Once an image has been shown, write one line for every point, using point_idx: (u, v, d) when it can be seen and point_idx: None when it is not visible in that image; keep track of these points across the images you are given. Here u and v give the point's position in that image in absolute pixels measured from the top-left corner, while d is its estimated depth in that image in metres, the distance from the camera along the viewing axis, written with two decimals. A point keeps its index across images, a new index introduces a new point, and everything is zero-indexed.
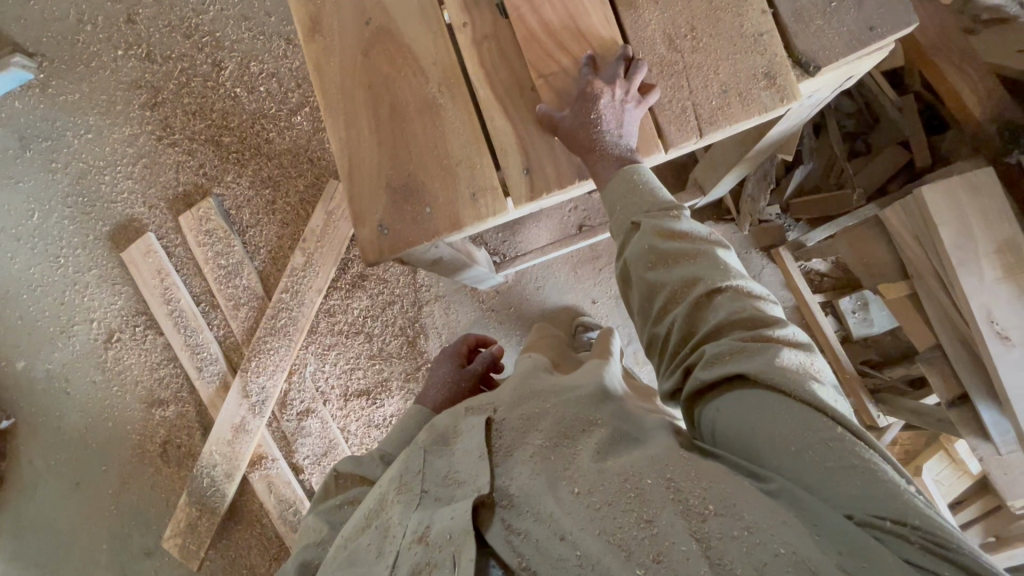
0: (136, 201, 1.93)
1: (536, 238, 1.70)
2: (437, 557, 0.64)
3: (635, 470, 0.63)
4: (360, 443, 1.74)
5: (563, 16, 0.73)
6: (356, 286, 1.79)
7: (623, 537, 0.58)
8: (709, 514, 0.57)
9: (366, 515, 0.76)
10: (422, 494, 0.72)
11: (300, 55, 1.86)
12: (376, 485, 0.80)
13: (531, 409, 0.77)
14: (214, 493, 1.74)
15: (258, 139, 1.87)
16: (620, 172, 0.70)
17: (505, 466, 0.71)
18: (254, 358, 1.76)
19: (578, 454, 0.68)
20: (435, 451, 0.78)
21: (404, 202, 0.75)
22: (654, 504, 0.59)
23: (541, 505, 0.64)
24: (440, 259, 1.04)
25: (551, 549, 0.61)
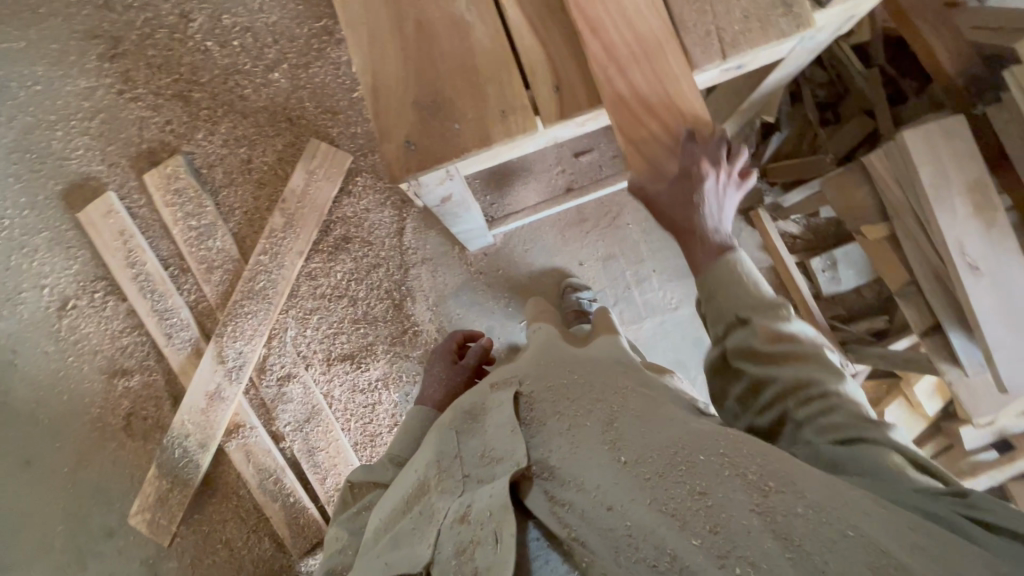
0: (94, 158, 1.79)
1: (525, 200, 1.72)
2: (480, 535, 0.70)
3: (679, 439, 0.63)
4: (344, 408, 1.70)
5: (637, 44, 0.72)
6: (339, 249, 1.74)
7: (677, 507, 0.58)
8: (770, 486, 0.56)
9: (409, 498, 0.83)
10: (464, 479, 0.77)
11: (277, 10, 1.78)
12: (414, 469, 0.86)
13: (556, 380, 0.79)
14: (187, 464, 1.65)
15: (231, 96, 1.78)
16: (719, 259, 0.77)
17: (540, 439, 0.74)
18: (229, 323, 1.68)
19: (620, 430, 0.67)
20: (466, 431, 0.82)
21: (433, 119, 0.74)
22: (707, 476, 0.59)
23: (584, 476, 0.66)
24: (447, 199, 1.03)
25: (597, 517, 0.62)
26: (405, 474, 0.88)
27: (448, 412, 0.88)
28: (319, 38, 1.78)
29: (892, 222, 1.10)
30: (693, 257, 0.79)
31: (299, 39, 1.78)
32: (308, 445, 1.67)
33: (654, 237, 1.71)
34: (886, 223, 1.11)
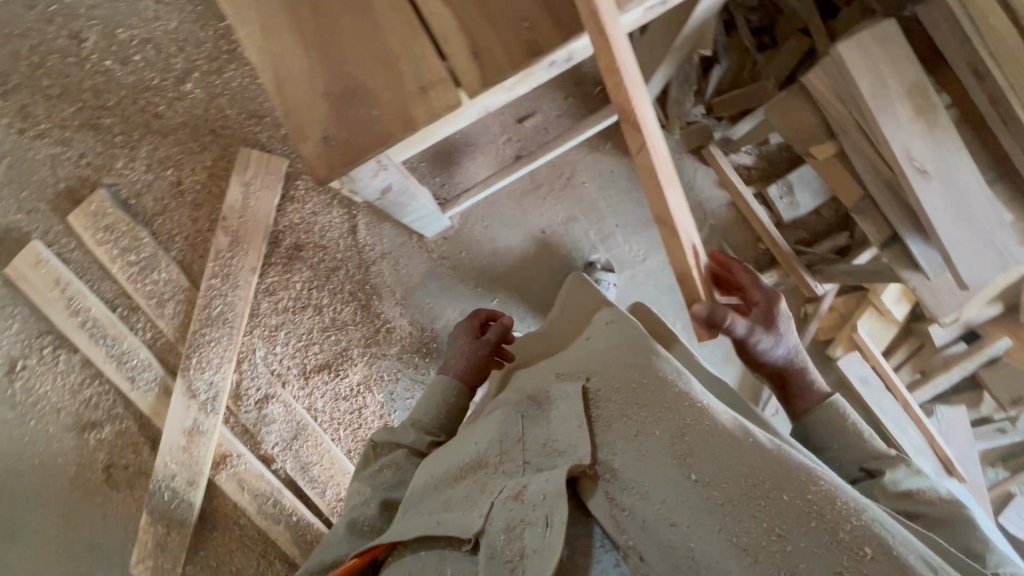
0: (8, 208, 1.65)
1: (475, 175, 1.67)
2: (530, 516, 0.77)
3: (752, 472, 0.72)
4: (330, 419, 1.66)
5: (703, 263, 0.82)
6: (293, 259, 1.67)
7: (748, 543, 0.68)
8: (843, 527, 0.67)
9: (463, 468, 0.93)
10: (524, 464, 0.87)
11: (176, 16, 1.65)
12: (474, 442, 0.95)
13: (622, 381, 0.88)
14: (179, 505, 1.60)
15: (146, 116, 1.66)
16: (822, 402, 0.98)
17: (605, 439, 0.83)
18: (192, 355, 1.60)
19: (692, 449, 0.76)
20: (531, 417, 0.93)
21: (347, 108, 0.69)
22: (785, 520, 0.68)
23: (653, 488, 0.75)
24: (388, 189, 0.97)
25: (659, 530, 0.73)
26: (464, 444, 0.98)
27: (511, 398, 0.99)
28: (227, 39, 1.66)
29: (840, 138, 1.07)
30: (798, 398, 1.00)
31: (205, 44, 1.66)
32: (300, 462, 1.63)
33: (611, 193, 1.68)
34: (834, 139, 1.08)
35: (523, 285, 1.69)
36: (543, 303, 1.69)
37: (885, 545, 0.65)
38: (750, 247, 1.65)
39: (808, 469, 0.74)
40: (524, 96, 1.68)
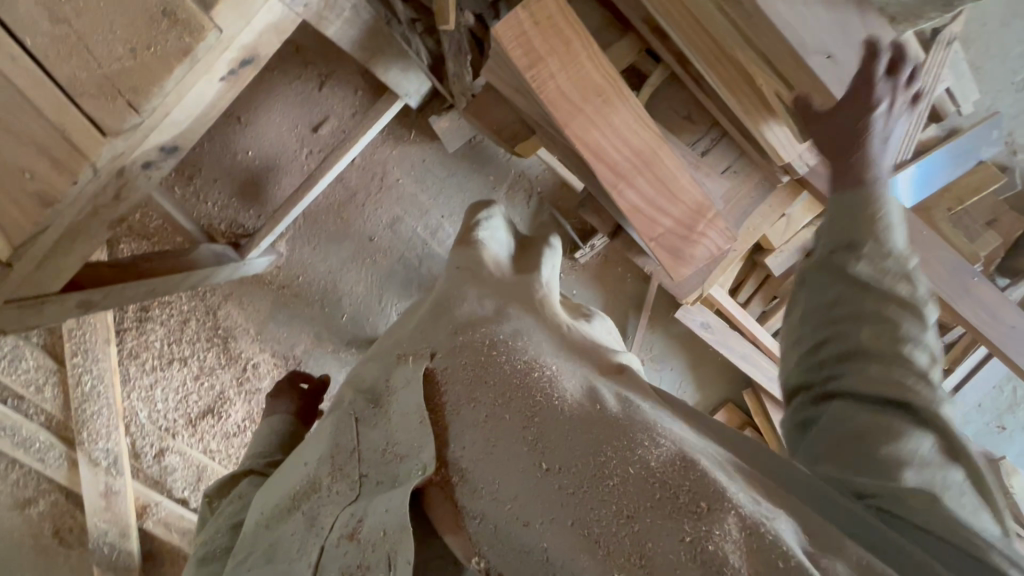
0: None
1: (284, 191, 1.61)
2: (370, 558, 0.64)
3: (609, 446, 0.61)
4: (227, 456, 1.79)
5: (652, 178, 0.85)
6: (144, 320, 1.70)
7: (600, 533, 0.57)
8: (684, 487, 0.56)
9: (296, 496, 0.74)
10: (361, 479, 0.72)
11: None
12: (307, 461, 0.78)
13: (472, 360, 0.72)
14: (120, 554, 1.77)
15: None
16: (861, 192, 0.72)
17: (454, 433, 0.69)
18: (82, 429, 1.71)
19: (543, 430, 0.64)
20: (367, 421, 0.76)
21: None
22: (633, 499, 0.57)
23: (501, 484, 0.63)
24: (91, 301, 0.98)
25: (512, 535, 0.61)
26: (294, 467, 0.80)
27: (348, 391, 0.82)
28: None
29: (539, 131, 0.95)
30: (839, 182, 0.74)
31: None
32: None
33: (429, 184, 1.61)
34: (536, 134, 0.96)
35: (368, 295, 1.69)
36: (391, 309, 1.70)
37: (744, 521, 0.52)
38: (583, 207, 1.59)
39: (650, 427, 0.63)
40: (311, 101, 1.56)
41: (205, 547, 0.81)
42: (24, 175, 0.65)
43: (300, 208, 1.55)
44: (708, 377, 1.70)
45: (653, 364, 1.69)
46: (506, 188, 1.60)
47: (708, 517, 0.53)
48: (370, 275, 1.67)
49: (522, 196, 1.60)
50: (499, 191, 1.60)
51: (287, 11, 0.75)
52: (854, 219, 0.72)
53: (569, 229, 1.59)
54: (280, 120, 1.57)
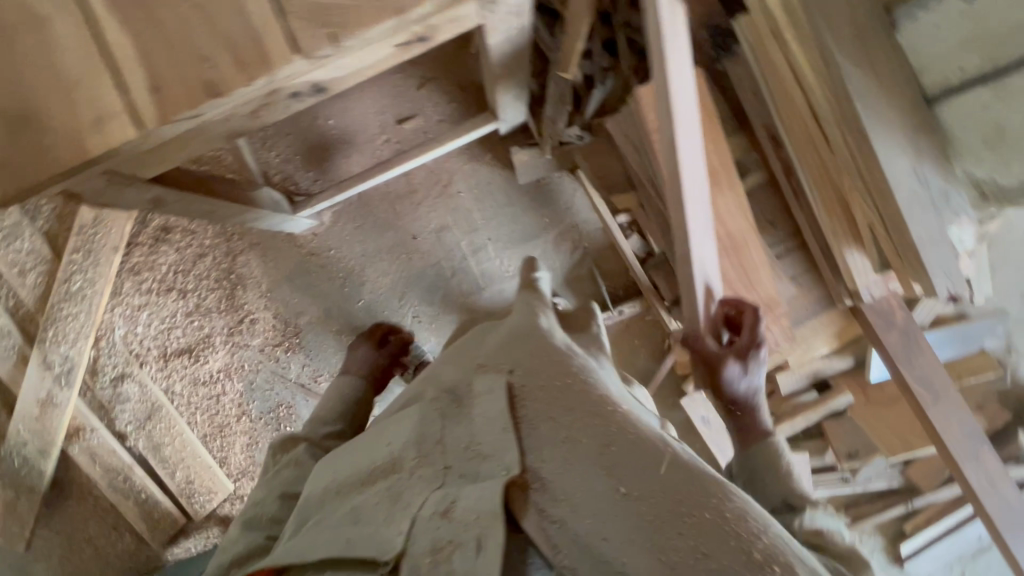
0: None
1: (350, 166, 1.64)
2: (460, 537, 0.67)
3: (683, 486, 0.67)
4: (187, 403, 1.68)
5: (736, 262, 0.91)
6: (160, 240, 1.65)
7: (677, 560, 0.61)
8: (757, 545, 0.62)
9: (373, 473, 0.81)
10: (444, 469, 0.77)
11: None
12: (388, 442, 0.84)
13: (554, 386, 0.81)
14: (30, 473, 1.62)
15: None
16: (764, 440, 0.84)
17: (532, 444, 0.75)
18: (50, 327, 1.60)
19: (618, 459, 0.70)
20: (452, 419, 0.83)
21: (19, 130, 0.67)
22: (710, 538, 0.62)
23: (578, 498, 0.68)
24: (163, 199, 0.97)
25: (594, 547, 0.64)
26: (375, 444, 0.87)
27: (432, 388, 0.91)
28: None
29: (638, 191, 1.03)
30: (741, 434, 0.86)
31: None
32: (152, 442, 1.66)
33: (488, 205, 1.65)
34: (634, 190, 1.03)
35: (392, 289, 1.68)
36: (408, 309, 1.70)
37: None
38: (623, 274, 1.65)
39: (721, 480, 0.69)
40: (405, 96, 1.63)
41: (255, 508, 0.92)
42: (203, 60, 0.66)
43: (362, 187, 1.57)
44: None
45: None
46: (557, 233, 1.66)
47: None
48: (399, 272, 1.67)
49: (568, 245, 1.65)
50: (549, 234, 1.66)
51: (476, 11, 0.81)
52: (772, 477, 0.81)
53: (604, 291, 1.65)
54: (371, 103, 1.63)
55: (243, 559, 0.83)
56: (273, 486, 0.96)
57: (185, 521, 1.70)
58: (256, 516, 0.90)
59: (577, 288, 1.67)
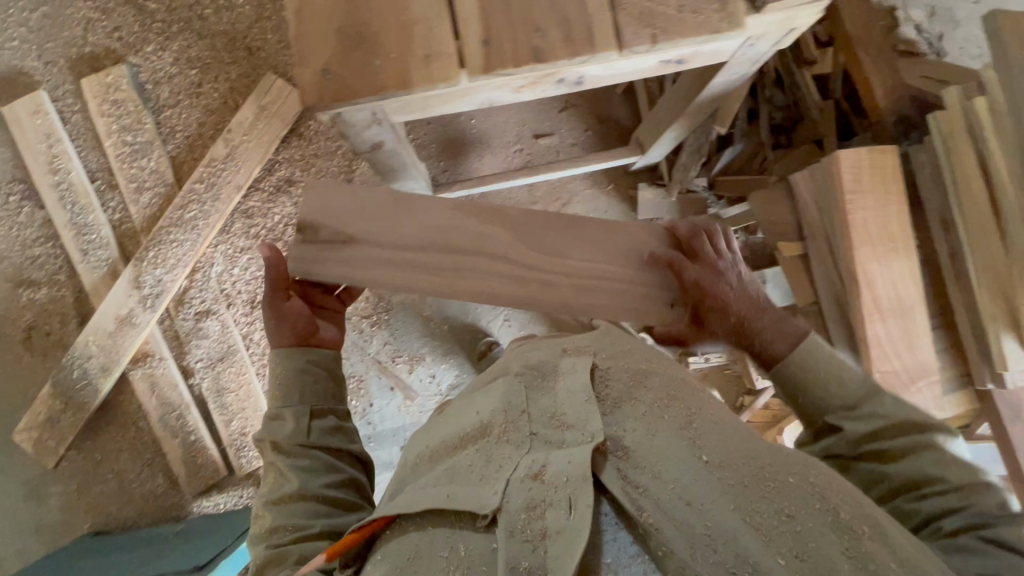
0: (30, 53, 1.69)
1: (481, 166, 1.71)
2: (551, 497, 0.67)
3: (764, 455, 0.70)
4: (261, 355, 1.66)
5: (899, 328, 0.98)
6: (281, 191, 1.69)
7: (762, 522, 0.63)
8: (842, 512, 0.65)
9: (465, 436, 0.85)
10: (530, 435, 0.78)
11: None
12: (479, 411, 0.88)
13: (637, 372, 0.86)
14: (85, 388, 1.58)
15: (190, 14, 1.70)
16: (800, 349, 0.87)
17: (613, 419, 0.77)
18: (152, 248, 1.60)
19: (701, 433, 0.73)
20: (535, 388, 0.86)
21: (354, 48, 0.73)
22: (796, 502, 0.65)
23: (664, 465, 0.69)
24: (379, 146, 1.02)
25: (674, 507, 0.65)
26: (466, 412, 0.92)
27: (518, 364, 0.94)
28: None
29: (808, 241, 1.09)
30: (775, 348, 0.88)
31: None
32: (218, 384, 1.63)
33: None
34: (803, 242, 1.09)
35: None
36: (501, 312, 1.73)
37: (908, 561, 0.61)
38: None
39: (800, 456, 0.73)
40: (546, 115, 1.73)
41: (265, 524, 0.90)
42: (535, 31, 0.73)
43: (493, 188, 1.64)
44: None
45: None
46: None
47: (868, 539, 0.62)
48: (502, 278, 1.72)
49: None
50: None
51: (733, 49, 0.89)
52: None
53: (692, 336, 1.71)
54: (515, 114, 1.73)
55: (260, 570, 0.85)
56: (263, 492, 0.93)
57: (225, 474, 1.64)
58: (258, 532, 0.90)
59: None
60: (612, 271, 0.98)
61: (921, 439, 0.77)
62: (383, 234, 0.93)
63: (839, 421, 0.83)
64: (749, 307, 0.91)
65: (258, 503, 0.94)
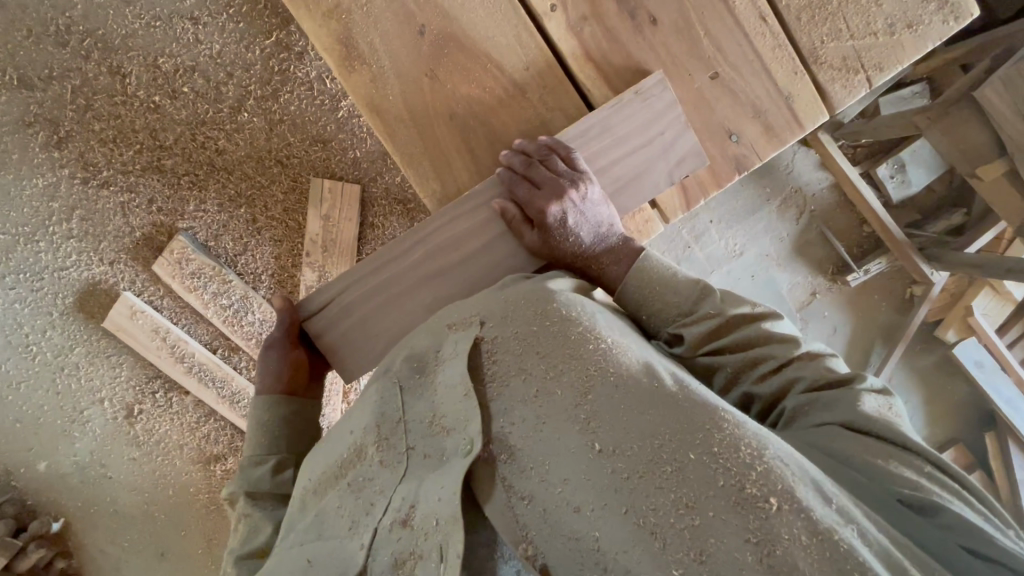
0: (90, 261, 1.64)
1: None
2: (421, 549, 0.72)
3: (664, 431, 0.66)
4: None
5: None
6: None
7: (656, 525, 0.62)
8: (750, 478, 0.60)
9: (343, 464, 0.85)
10: (408, 451, 0.81)
11: (224, 40, 1.47)
12: (352, 428, 0.86)
13: (524, 331, 0.80)
14: None
15: (207, 153, 1.59)
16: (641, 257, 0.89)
17: (499, 407, 0.76)
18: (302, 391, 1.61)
19: (598, 411, 0.69)
20: (413, 390, 0.84)
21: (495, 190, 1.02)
22: (695, 491, 0.62)
23: (549, 465, 0.70)
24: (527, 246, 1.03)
25: (564, 521, 0.67)
26: (341, 431, 0.89)
27: (398, 356, 0.88)
28: (277, 57, 1.51)
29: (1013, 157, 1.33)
30: (620, 269, 0.90)
31: (254, 65, 1.51)
32: None
33: None
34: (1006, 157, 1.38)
35: None
36: None
37: (825, 536, 0.56)
38: (854, 230, 1.68)
39: (714, 411, 0.67)
40: None
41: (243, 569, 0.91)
42: (731, 137, 1.02)
43: None
44: (938, 412, 2.00)
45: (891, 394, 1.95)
46: (779, 202, 1.63)
47: (777, 512, 0.58)
48: None
49: (794, 212, 1.63)
50: (772, 204, 1.62)
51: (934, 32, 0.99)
52: None
53: (839, 250, 1.66)
54: None
55: None
56: (235, 545, 0.93)
57: None
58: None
59: (807, 254, 1.67)
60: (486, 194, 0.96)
61: (751, 334, 0.79)
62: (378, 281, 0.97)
63: (679, 330, 0.82)
64: (590, 230, 0.91)
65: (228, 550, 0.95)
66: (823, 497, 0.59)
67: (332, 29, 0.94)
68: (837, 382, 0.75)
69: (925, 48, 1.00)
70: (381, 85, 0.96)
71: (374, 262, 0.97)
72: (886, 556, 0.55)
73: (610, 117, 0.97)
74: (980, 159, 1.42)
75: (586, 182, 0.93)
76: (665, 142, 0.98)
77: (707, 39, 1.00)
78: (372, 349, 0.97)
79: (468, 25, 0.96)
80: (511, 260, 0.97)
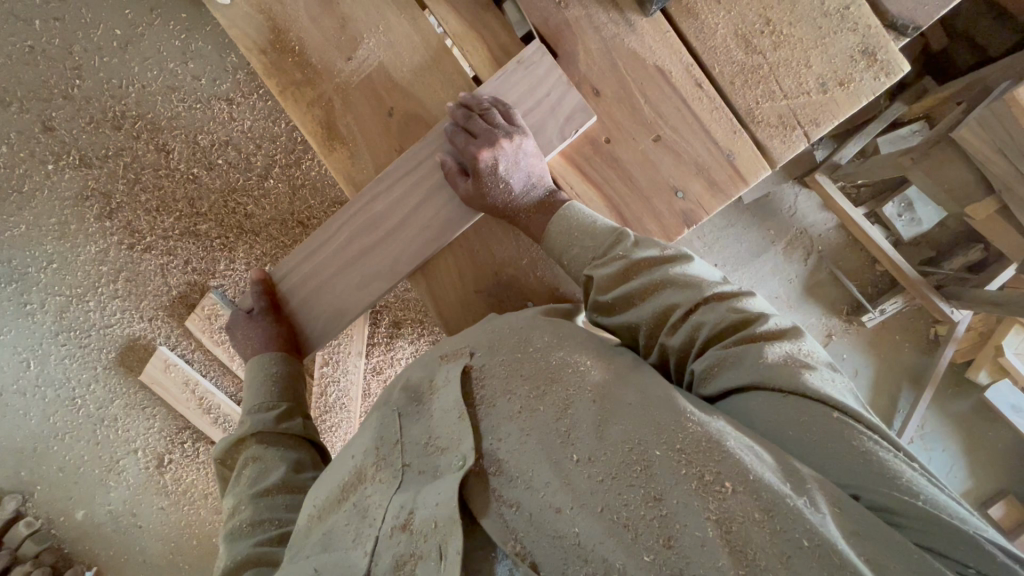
0: (132, 318, 1.78)
1: None
2: (421, 549, 0.71)
3: (635, 434, 0.67)
4: None
5: None
6: (394, 337, 1.71)
7: (628, 517, 0.62)
8: (710, 467, 0.61)
9: (344, 487, 0.85)
10: (405, 467, 0.81)
11: (252, 117, 1.65)
12: (354, 453, 0.88)
13: (507, 358, 0.84)
14: None
15: (237, 217, 1.73)
16: (564, 212, 0.96)
17: (488, 426, 0.78)
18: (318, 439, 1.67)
19: (575, 420, 0.71)
20: (411, 415, 0.87)
21: (482, 259, 1.10)
22: (664, 481, 0.62)
23: (531, 472, 0.70)
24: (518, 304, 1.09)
25: (546, 521, 0.66)
26: (342, 460, 0.91)
27: (395, 390, 0.93)
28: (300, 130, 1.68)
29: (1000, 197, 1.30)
30: (543, 222, 0.98)
31: (280, 137, 1.68)
32: None
33: (706, 231, 1.64)
34: (995, 198, 1.32)
35: None
36: None
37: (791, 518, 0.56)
38: (867, 270, 1.68)
39: (678, 412, 0.67)
40: None
41: (244, 519, 0.91)
42: (677, 194, 1.06)
43: None
44: (976, 458, 1.88)
45: (924, 442, 1.86)
46: (786, 243, 1.66)
47: (733, 494, 0.59)
48: None
49: (801, 253, 1.66)
50: (778, 245, 1.66)
51: (870, 79, 1.01)
52: None
53: (855, 291, 1.67)
54: None
55: (257, 560, 0.86)
56: (242, 488, 0.95)
57: None
58: (236, 525, 0.91)
59: (818, 295, 1.69)
60: (416, 180, 1.06)
61: (656, 276, 0.83)
62: (326, 258, 1.10)
63: (593, 272, 0.89)
64: (520, 185, 1.00)
65: (235, 498, 0.95)
66: (782, 475, 0.61)
67: (315, 114, 1.08)
68: (739, 328, 0.75)
69: (859, 104, 1.01)
70: (356, 161, 1.09)
71: (310, 252, 1.11)
72: (862, 554, 0.55)
73: (499, 87, 1.03)
74: (968, 201, 1.36)
75: (521, 134, 0.99)
76: (553, 103, 1.04)
77: (652, 109, 1.06)
78: (322, 319, 1.11)
79: (434, 107, 1.08)
80: (430, 229, 1.07)
